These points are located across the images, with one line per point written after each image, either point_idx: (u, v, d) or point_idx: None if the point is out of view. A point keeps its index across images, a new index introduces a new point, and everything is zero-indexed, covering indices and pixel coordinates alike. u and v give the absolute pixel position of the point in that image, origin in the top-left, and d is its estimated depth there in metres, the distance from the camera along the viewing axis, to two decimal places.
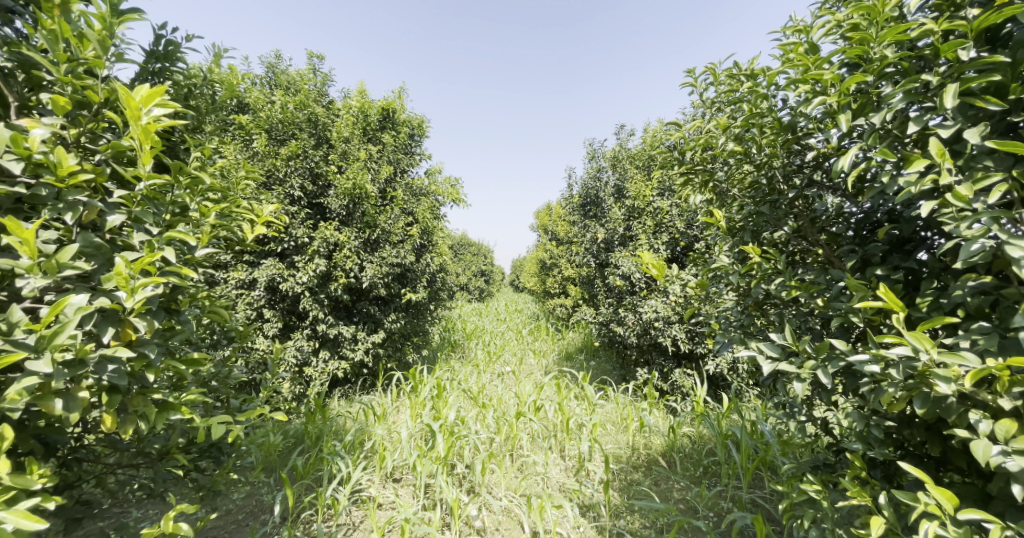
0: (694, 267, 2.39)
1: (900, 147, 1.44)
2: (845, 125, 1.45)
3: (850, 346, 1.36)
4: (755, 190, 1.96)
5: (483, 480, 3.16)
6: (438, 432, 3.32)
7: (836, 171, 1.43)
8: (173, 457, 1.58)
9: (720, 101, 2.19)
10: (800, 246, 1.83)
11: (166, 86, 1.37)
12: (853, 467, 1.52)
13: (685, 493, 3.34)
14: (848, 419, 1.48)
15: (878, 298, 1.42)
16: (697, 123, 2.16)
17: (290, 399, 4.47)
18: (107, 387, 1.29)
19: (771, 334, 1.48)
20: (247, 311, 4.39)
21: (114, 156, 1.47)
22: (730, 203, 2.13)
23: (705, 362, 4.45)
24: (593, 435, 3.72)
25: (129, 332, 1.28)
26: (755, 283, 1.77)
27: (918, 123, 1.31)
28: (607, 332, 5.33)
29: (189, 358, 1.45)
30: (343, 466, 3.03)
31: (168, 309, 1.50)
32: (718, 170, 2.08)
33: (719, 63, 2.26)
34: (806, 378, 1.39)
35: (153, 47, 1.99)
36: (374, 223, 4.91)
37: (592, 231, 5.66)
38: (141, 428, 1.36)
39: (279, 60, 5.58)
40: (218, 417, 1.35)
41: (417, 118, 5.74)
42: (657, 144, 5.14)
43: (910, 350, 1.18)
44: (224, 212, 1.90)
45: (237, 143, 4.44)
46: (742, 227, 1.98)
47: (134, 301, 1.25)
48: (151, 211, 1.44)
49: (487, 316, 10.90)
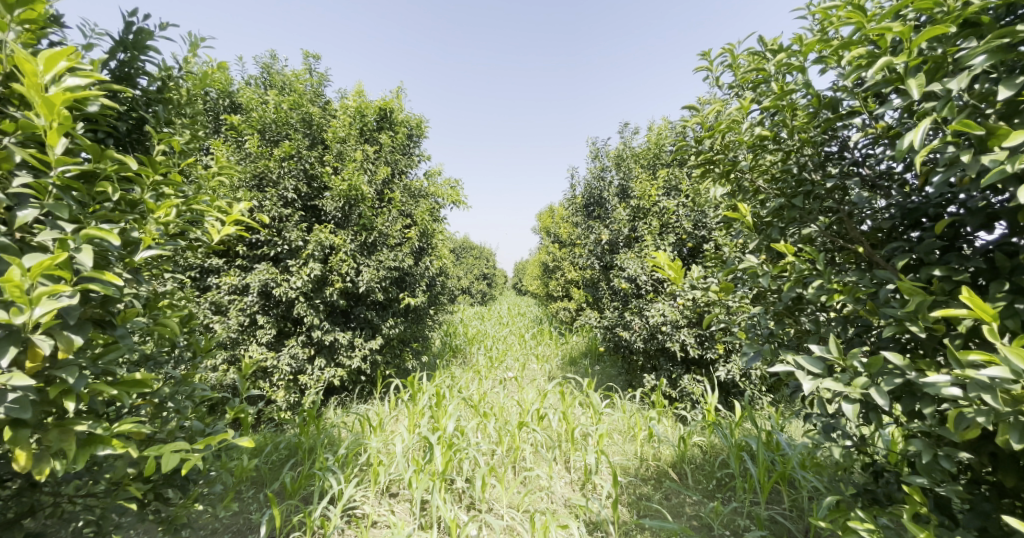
0: (711, 268, 2.22)
1: (980, 120, 1.28)
2: (918, 91, 1.25)
3: (908, 363, 1.20)
4: (784, 181, 1.78)
5: (483, 497, 2.99)
6: (435, 445, 3.17)
7: (902, 149, 1.23)
8: (130, 488, 1.41)
9: (740, 86, 2.02)
10: (836, 244, 1.65)
11: (71, 49, 1.21)
12: (911, 502, 1.33)
13: (697, 508, 3.17)
14: (910, 447, 1.30)
15: (941, 304, 1.25)
16: (715, 109, 2.00)
17: (285, 409, 4.32)
18: (9, 420, 1.12)
19: (812, 347, 1.29)
20: (240, 317, 4.25)
21: (27, 138, 1.30)
22: (753, 197, 1.95)
23: (716, 368, 4.28)
24: (600, 446, 3.55)
25: (37, 353, 1.14)
26: (786, 287, 1.59)
27: (1010, 87, 1.14)
28: (612, 337, 5.10)
29: (128, 381, 1.29)
30: (335, 482, 2.87)
31: (99, 323, 1.34)
32: (740, 159, 1.90)
33: (738, 45, 2.08)
34: (855, 398, 1.21)
35: (122, 35, 1.84)
36: (371, 226, 4.74)
37: (596, 232, 5.48)
38: (60, 468, 1.19)
39: (274, 60, 5.44)
40: (174, 444, 1.17)
41: (416, 117, 5.59)
42: (662, 142, 4.97)
43: (1011, 372, 0.98)
44: (195, 208, 1.71)
45: (228, 145, 4.30)
46: (768, 224, 1.80)
47: (31, 317, 1.07)
48: (67, 205, 1.27)
49: (489, 320, 10.75)
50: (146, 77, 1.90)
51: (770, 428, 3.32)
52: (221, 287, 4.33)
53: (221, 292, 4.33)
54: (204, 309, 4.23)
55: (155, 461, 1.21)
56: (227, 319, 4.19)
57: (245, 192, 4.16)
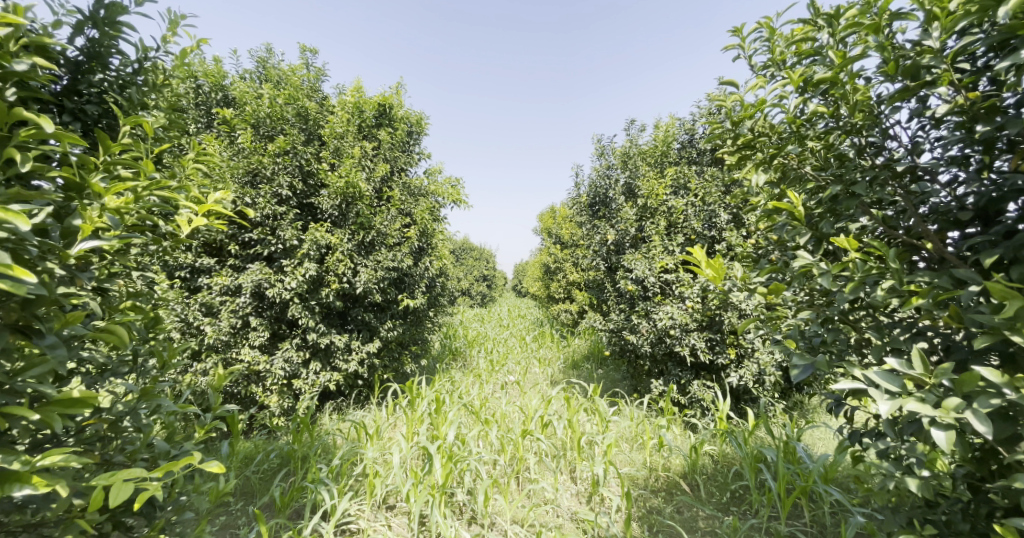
0: (739, 269, 2.05)
1: None
2: None
3: (1006, 380, 1.02)
4: (841, 165, 1.64)
5: (485, 512, 2.83)
6: (435, 455, 3.00)
7: None
8: (82, 520, 1.22)
9: (781, 64, 1.85)
10: (901, 235, 1.51)
11: None
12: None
13: (711, 523, 3.00)
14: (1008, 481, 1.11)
15: None
16: (758, 86, 1.84)
17: (278, 415, 4.16)
18: None
19: (889, 361, 1.13)
20: (231, 319, 4.08)
21: None
22: (797, 187, 1.78)
23: (728, 373, 4.11)
24: (608, 455, 3.38)
25: None
26: (841, 289, 1.42)
27: None
28: (618, 340, 4.91)
29: (69, 400, 1.14)
30: (328, 496, 2.69)
31: (23, 331, 1.18)
32: (788, 142, 1.73)
33: (775, 20, 1.91)
34: (946, 423, 1.05)
35: (93, 10, 1.67)
36: (368, 225, 4.57)
37: (602, 232, 5.29)
38: None
39: (269, 54, 5.28)
40: (123, 471, 0.99)
41: (416, 113, 5.42)
42: (670, 140, 4.81)
43: None
44: (159, 193, 1.45)
45: (220, 140, 4.14)
46: (817, 217, 1.64)
47: None
48: None
49: (488, 322, 10.56)
50: (119, 56, 1.73)
51: (788, 438, 3.15)
52: (212, 288, 4.16)
53: (212, 293, 4.15)
54: (194, 310, 4.06)
55: (102, 492, 1.04)
56: (219, 321, 4.03)
57: (237, 189, 3.99)
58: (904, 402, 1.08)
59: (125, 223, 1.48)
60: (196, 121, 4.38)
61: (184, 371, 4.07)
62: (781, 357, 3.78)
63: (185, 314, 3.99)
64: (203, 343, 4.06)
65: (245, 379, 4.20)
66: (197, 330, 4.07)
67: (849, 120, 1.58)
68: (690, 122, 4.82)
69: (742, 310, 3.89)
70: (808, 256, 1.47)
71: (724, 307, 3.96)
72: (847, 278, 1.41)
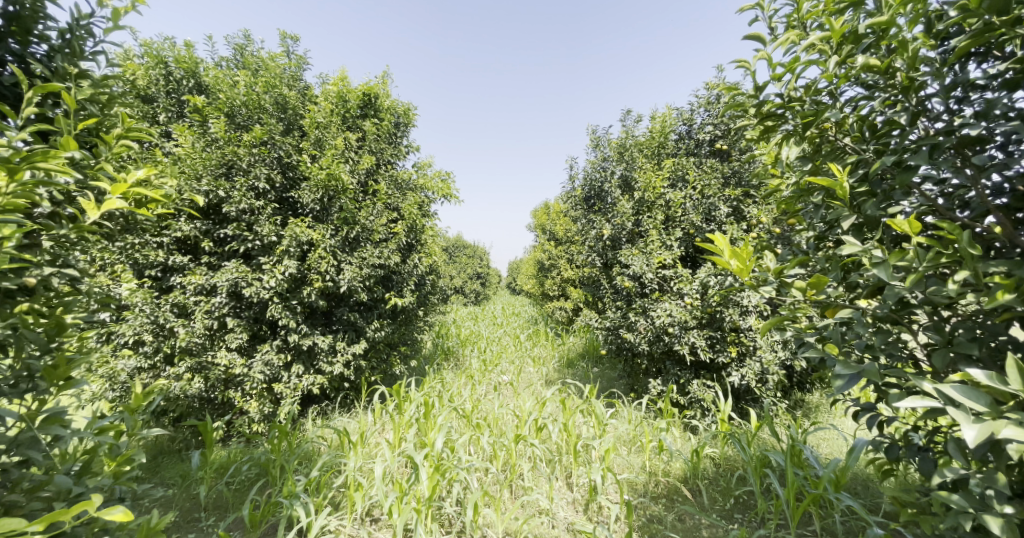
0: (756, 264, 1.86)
1: None
2: None
3: None
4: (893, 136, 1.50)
5: (474, 526, 2.63)
6: (422, 465, 2.80)
7: None
8: None
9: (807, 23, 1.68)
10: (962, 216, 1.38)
11: None
12: None
13: (715, 533, 2.84)
14: None
15: None
16: (786, 43, 1.65)
17: (257, 421, 3.97)
18: None
19: (977, 374, 1.01)
20: (206, 321, 3.85)
21: None
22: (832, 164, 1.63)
23: (728, 372, 3.94)
24: (606, 461, 3.20)
25: None
26: (892, 281, 1.24)
27: None
28: (614, 339, 4.70)
29: None
30: (304, 513, 2.49)
31: None
32: (828, 109, 1.58)
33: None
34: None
35: None
36: (353, 220, 4.34)
37: (597, 227, 5.01)
38: None
39: (247, 41, 5.01)
40: None
41: (403, 104, 5.18)
42: (668, 130, 4.61)
43: None
44: (47, 166, 1.22)
45: (191, 131, 3.88)
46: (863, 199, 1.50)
47: None
48: None
49: (483, 321, 10.34)
50: (47, 23, 1.53)
51: (795, 441, 2.97)
52: (185, 287, 3.93)
53: (186, 293, 3.94)
54: (166, 312, 3.84)
55: None
56: (193, 323, 3.81)
57: (209, 182, 3.75)
58: (996, 426, 0.97)
59: (12, 210, 1.24)
60: (165, 111, 4.12)
61: (156, 376, 3.86)
62: (786, 354, 3.63)
63: (155, 315, 3.77)
64: (175, 346, 3.84)
65: (222, 384, 4.00)
66: (170, 332, 3.86)
67: (903, 78, 1.43)
68: (688, 111, 4.62)
69: (743, 306, 3.74)
70: (856, 243, 1.32)
71: (725, 303, 3.79)
72: (903, 268, 1.27)
